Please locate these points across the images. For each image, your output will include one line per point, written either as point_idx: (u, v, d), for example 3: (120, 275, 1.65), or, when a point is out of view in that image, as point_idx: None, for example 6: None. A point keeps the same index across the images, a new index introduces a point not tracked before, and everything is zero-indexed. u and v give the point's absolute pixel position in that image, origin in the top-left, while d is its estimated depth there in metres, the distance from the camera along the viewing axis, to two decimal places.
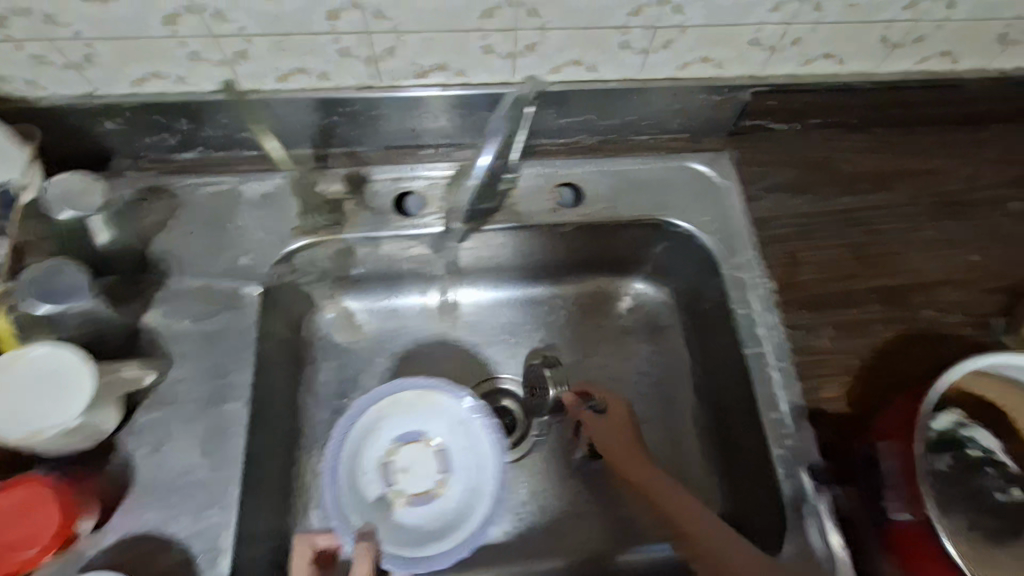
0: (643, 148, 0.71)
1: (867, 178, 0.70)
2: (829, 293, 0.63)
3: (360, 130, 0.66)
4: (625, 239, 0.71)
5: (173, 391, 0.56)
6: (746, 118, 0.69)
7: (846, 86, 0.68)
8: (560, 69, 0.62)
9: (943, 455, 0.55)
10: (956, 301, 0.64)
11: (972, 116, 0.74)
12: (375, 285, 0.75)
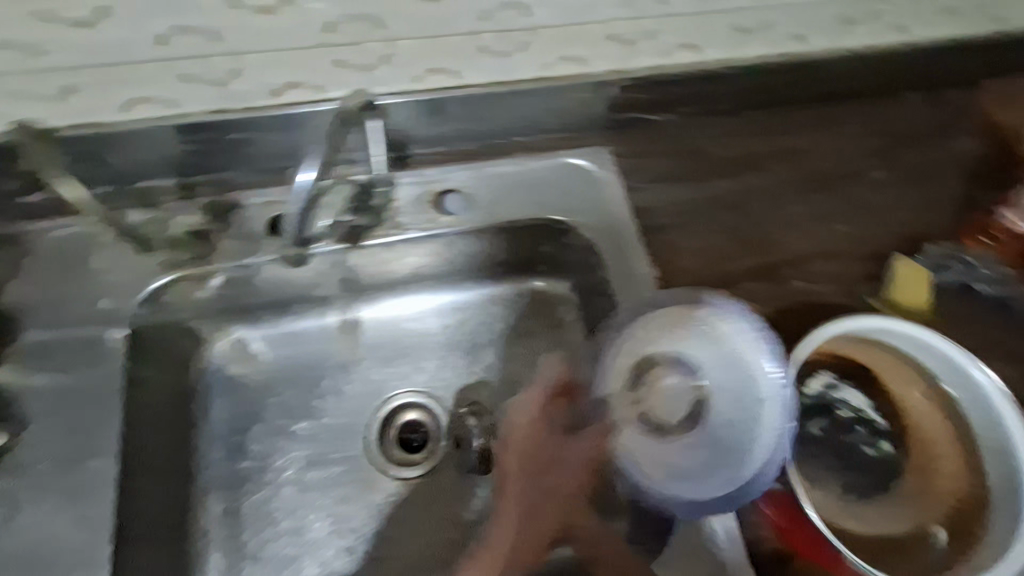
0: (521, 150, 0.71)
1: (739, 165, 0.73)
2: (706, 276, 0.66)
3: (222, 154, 0.63)
4: (513, 241, 0.71)
5: (25, 454, 0.53)
6: (618, 111, 0.70)
7: (710, 74, 0.69)
8: (420, 79, 0.63)
9: (817, 418, 0.58)
10: (824, 272, 0.68)
11: (831, 90, 0.77)
12: (265, 313, 0.72)
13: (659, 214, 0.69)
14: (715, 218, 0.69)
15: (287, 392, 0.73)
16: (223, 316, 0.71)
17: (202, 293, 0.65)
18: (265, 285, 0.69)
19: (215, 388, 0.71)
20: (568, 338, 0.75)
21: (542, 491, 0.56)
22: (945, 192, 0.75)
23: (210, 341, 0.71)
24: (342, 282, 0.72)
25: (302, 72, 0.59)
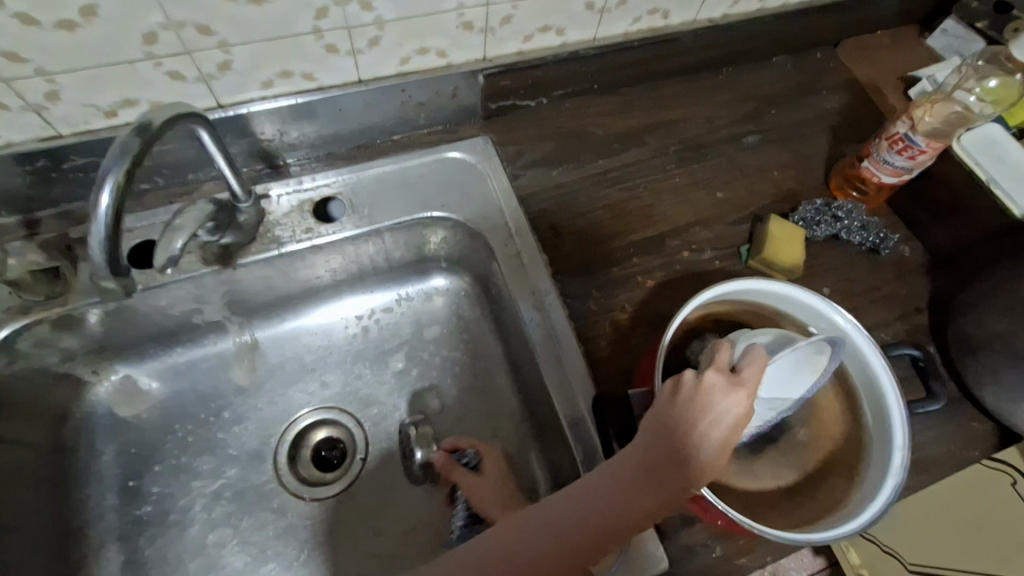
0: (397, 149, 0.70)
1: (617, 144, 0.74)
2: (595, 255, 0.67)
3: (61, 187, 0.59)
4: (402, 241, 0.70)
5: None
6: (489, 101, 0.71)
7: (576, 55, 0.70)
8: (271, 84, 0.59)
9: None
10: (709, 239, 0.69)
11: (698, 63, 0.80)
12: (148, 348, 0.68)
13: (545, 195, 0.70)
14: (598, 196, 0.70)
15: (183, 427, 0.68)
16: (97, 357, 0.66)
17: (63, 335, 0.60)
18: (138, 319, 0.64)
19: (101, 433, 0.66)
20: (476, 331, 0.75)
21: (592, 498, 0.44)
22: (817, 147, 0.78)
23: (88, 384, 0.66)
24: (227, 305, 0.68)
25: (132, 89, 0.54)
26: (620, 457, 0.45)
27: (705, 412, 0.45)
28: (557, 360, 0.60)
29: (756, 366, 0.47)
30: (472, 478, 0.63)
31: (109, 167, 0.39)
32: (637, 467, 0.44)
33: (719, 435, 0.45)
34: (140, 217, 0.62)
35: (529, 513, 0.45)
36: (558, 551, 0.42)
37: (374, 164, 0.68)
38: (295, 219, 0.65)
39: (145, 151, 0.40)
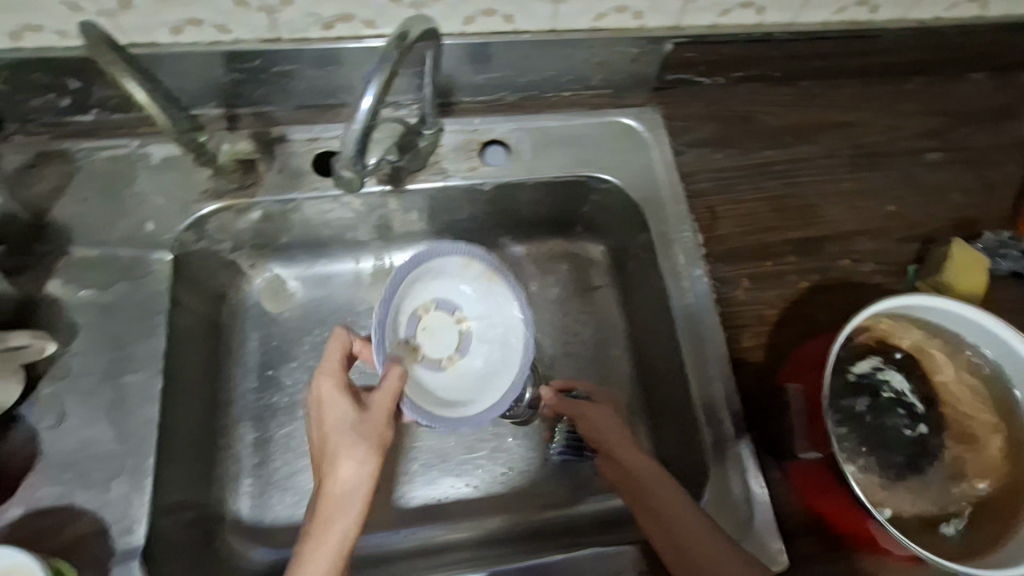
0: (565, 106, 0.71)
1: (786, 138, 0.71)
2: (749, 245, 0.65)
3: (260, 88, 0.63)
4: (552, 196, 0.71)
5: (62, 364, 0.54)
6: (667, 71, 0.69)
7: (770, 37, 0.67)
8: (472, 20, 0.61)
9: (861, 396, 0.57)
10: (870, 251, 0.66)
11: (887, 68, 0.75)
12: (302, 254, 0.73)
13: (705, 175, 0.68)
14: (757, 187, 0.68)
15: (320, 331, 0.73)
16: (258, 252, 0.71)
17: (242, 225, 0.65)
18: (302, 222, 0.68)
19: (248, 322, 0.72)
20: (601, 300, 0.75)
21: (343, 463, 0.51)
22: (1009, 176, 0.71)
23: (246, 275, 0.72)
24: (377, 227, 0.72)
25: (351, 5, 0.57)
26: (331, 427, 0.53)
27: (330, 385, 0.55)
28: (697, 341, 0.60)
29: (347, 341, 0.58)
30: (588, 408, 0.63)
31: (373, 70, 0.42)
32: (338, 429, 0.53)
33: (347, 423, 0.53)
34: (323, 129, 0.66)
35: (335, 496, 0.50)
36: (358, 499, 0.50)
37: (542, 116, 0.69)
38: (461, 155, 0.67)
39: (399, 64, 0.43)
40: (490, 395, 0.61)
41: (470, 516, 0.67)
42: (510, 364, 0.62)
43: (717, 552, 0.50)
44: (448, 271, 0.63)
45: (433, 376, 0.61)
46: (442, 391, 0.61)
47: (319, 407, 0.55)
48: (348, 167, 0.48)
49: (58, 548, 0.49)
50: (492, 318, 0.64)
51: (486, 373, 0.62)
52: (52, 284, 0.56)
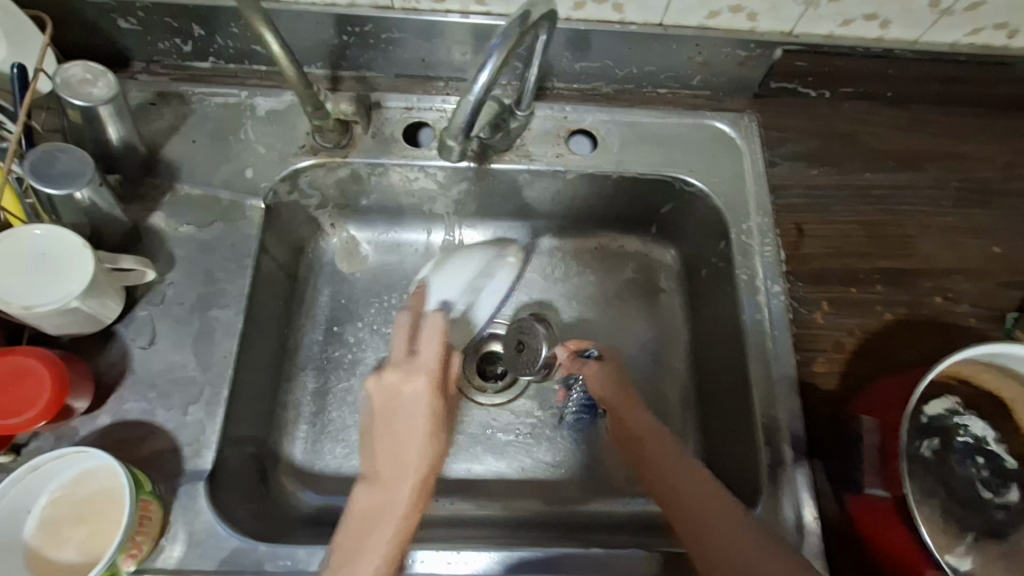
0: (660, 103, 0.69)
1: (889, 162, 0.67)
2: (834, 268, 0.62)
3: (363, 53, 0.66)
4: (633, 192, 0.70)
5: (156, 291, 0.58)
6: (772, 79, 0.67)
7: (890, 54, 0.64)
8: (583, 6, 0.60)
9: (931, 441, 0.54)
10: (969, 292, 0.62)
11: (1014, 102, 0.69)
12: (379, 219, 0.76)
13: (797, 190, 0.66)
14: (851, 208, 0.65)
15: (388, 296, 0.75)
16: (339, 213, 0.74)
17: (330, 183, 0.68)
18: (384, 189, 0.70)
19: (321, 278, 0.74)
20: (666, 304, 0.74)
21: (424, 444, 0.54)
22: None
23: (326, 233, 0.75)
24: (455, 202, 0.73)
25: None
26: (417, 415, 0.55)
27: (417, 375, 0.58)
28: (767, 358, 0.58)
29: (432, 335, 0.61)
30: (599, 371, 0.64)
31: (494, 44, 0.42)
32: (427, 418, 0.55)
33: (433, 412, 0.56)
34: (419, 99, 0.67)
35: (409, 475, 0.52)
36: (429, 476, 0.53)
37: (633, 111, 0.68)
38: (549, 141, 0.67)
39: (519, 41, 0.43)
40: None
41: (508, 496, 0.68)
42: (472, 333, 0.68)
43: (749, 546, 0.48)
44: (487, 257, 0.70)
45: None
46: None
47: (412, 396, 0.56)
48: (452, 137, 0.49)
49: (134, 460, 0.52)
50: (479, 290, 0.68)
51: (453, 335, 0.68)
52: (158, 216, 0.60)
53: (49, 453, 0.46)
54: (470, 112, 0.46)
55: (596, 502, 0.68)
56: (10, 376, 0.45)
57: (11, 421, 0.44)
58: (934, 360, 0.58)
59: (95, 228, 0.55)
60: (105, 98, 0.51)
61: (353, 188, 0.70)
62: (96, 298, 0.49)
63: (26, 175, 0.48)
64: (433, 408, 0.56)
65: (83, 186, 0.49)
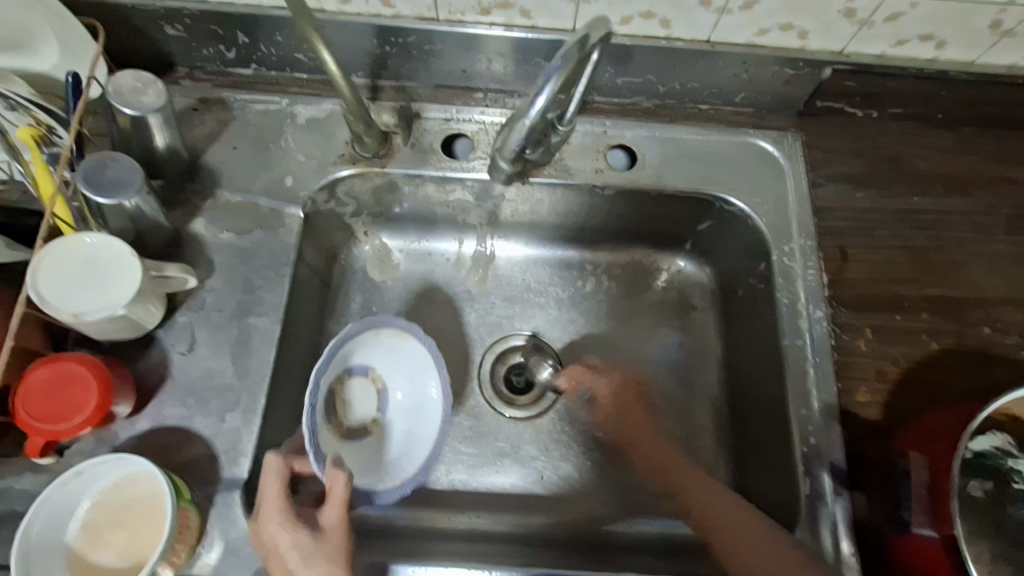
0: (701, 119, 0.68)
1: (937, 185, 0.66)
2: (878, 294, 0.61)
3: (404, 63, 0.66)
4: (670, 209, 0.69)
5: (195, 297, 0.58)
6: (818, 97, 0.65)
7: (943, 75, 0.62)
8: (629, 21, 0.59)
9: (981, 479, 0.53)
10: (1018, 323, 0.60)
11: None
12: (412, 228, 0.76)
13: (842, 212, 0.64)
14: (897, 233, 0.63)
15: (418, 305, 0.75)
16: (372, 221, 0.74)
17: (367, 192, 0.68)
18: (419, 199, 0.70)
19: (353, 285, 0.75)
20: (699, 323, 0.73)
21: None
22: None
23: (358, 240, 0.75)
24: (487, 214, 0.73)
25: None
26: (288, 557, 0.46)
27: (269, 526, 0.47)
28: (807, 385, 0.57)
29: (269, 481, 0.49)
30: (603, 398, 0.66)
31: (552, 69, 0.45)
32: (300, 556, 0.46)
33: (310, 551, 0.47)
34: (457, 110, 0.67)
35: None
36: None
37: (673, 126, 0.67)
38: (587, 156, 0.66)
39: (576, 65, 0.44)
40: (407, 464, 0.61)
41: (536, 511, 0.68)
42: (432, 411, 0.63)
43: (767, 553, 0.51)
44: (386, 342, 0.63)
45: (354, 444, 0.62)
46: (367, 456, 0.61)
47: (275, 547, 0.47)
48: (505, 158, 0.57)
49: (171, 466, 0.53)
50: (405, 368, 0.64)
51: (409, 429, 0.63)
52: (198, 222, 0.61)
53: (94, 459, 0.47)
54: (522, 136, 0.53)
55: (625, 521, 0.68)
56: (61, 383, 0.46)
57: (60, 427, 0.45)
58: (981, 394, 0.57)
59: (139, 233, 0.56)
60: (155, 107, 0.52)
61: (388, 197, 0.70)
62: (140, 305, 0.50)
63: (78, 182, 0.49)
64: (306, 545, 0.47)
65: (132, 194, 0.50)
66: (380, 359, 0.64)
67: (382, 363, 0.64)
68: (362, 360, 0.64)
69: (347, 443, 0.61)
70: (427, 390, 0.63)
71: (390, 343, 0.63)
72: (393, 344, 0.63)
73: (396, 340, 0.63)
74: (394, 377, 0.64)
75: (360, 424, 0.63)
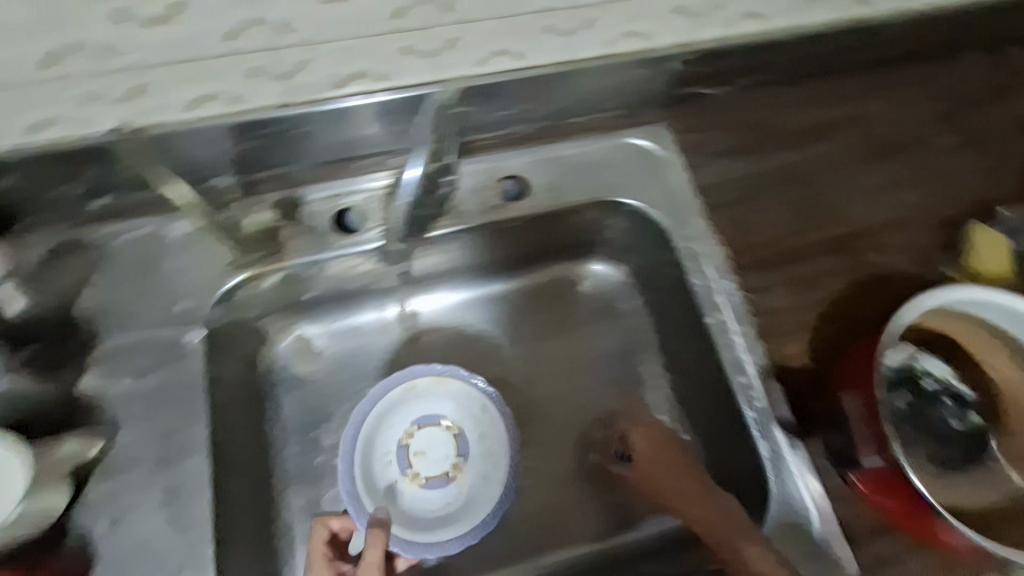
0: (577, 131, 0.70)
1: (798, 138, 0.71)
2: (777, 251, 0.65)
3: (271, 155, 0.62)
4: (572, 225, 0.71)
5: (106, 462, 0.52)
6: (677, 87, 0.69)
7: (780, 42, 0.67)
8: (485, 62, 0.59)
9: (903, 393, 0.58)
10: (898, 242, 0.66)
11: (890, 58, 0.75)
12: (328, 310, 0.72)
13: (724, 185, 0.68)
14: (779, 190, 0.68)
15: (359, 386, 0.72)
16: (285, 315, 0.70)
17: (269, 292, 0.65)
18: (328, 281, 0.68)
19: (283, 385, 0.71)
20: (632, 319, 0.75)
21: None
22: (1007, 148, 0.72)
23: (276, 338, 0.71)
24: (402, 275, 0.71)
25: (364, 61, 0.56)
26: None
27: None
28: (741, 355, 0.61)
29: (319, 538, 0.62)
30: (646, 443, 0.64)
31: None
32: None
33: None
34: (341, 183, 0.65)
35: None
36: None
37: (552, 146, 0.69)
38: (479, 195, 0.67)
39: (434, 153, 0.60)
40: (481, 503, 0.66)
41: (531, 555, 0.67)
42: (498, 452, 0.68)
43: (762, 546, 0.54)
44: (443, 390, 0.70)
45: (430, 495, 0.67)
46: (444, 504, 0.67)
47: None
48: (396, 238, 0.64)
49: None
50: (468, 410, 0.70)
51: (483, 470, 0.68)
52: (88, 377, 0.55)
53: None
54: (415, 181, 0.61)
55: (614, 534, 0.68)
56: None
57: None
58: (889, 316, 0.62)
59: None
60: None
61: (294, 289, 0.67)
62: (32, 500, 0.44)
63: None
64: None
65: None
66: (444, 408, 0.69)
67: (447, 409, 0.69)
68: (431, 411, 0.69)
69: (424, 492, 0.67)
70: (490, 424, 0.69)
71: (449, 388, 0.70)
72: (450, 389, 0.70)
73: (453, 387, 0.70)
74: (461, 421, 0.69)
75: (435, 474, 0.68)
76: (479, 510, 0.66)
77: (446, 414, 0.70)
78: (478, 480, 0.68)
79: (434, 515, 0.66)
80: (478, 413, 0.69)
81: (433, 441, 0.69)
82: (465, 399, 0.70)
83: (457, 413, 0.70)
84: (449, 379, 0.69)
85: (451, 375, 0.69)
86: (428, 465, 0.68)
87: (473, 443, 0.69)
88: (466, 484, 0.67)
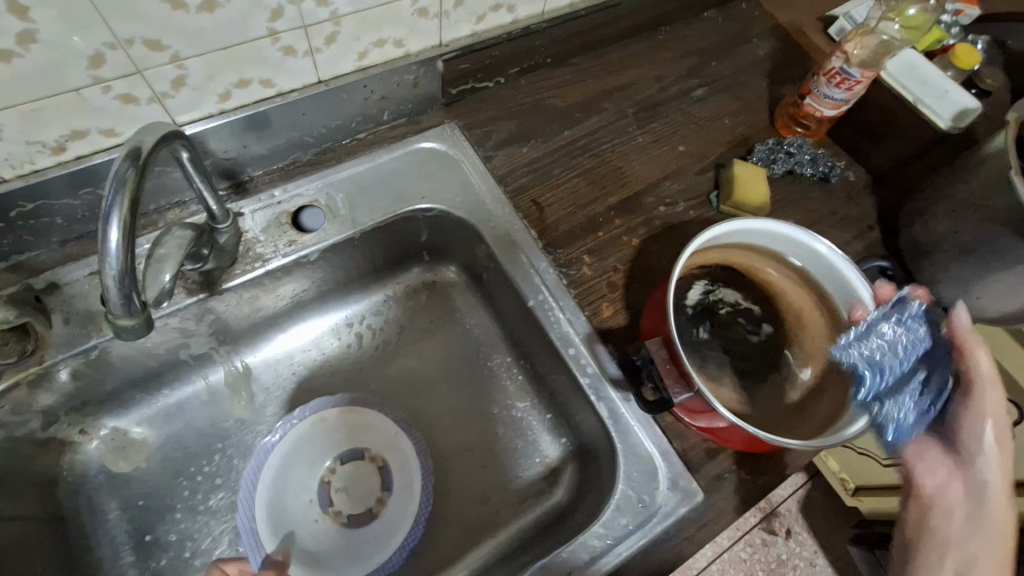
0: (364, 148, 0.69)
1: (575, 114, 0.76)
2: (577, 223, 0.69)
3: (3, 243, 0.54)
4: (382, 241, 0.69)
5: None
6: (448, 86, 0.70)
7: (531, 29, 0.70)
8: (228, 96, 0.56)
9: (703, 323, 0.65)
10: (678, 190, 0.73)
11: (637, 26, 0.82)
12: (134, 395, 0.64)
13: (517, 170, 0.71)
14: (567, 166, 0.72)
15: (192, 467, 0.65)
16: (80, 415, 0.62)
17: (42, 396, 0.56)
18: (119, 366, 0.60)
19: (99, 493, 0.62)
20: (470, 316, 0.76)
21: None
22: (751, 87, 0.82)
23: (77, 442, 0.62)
24: (213, 334, 0.65)
25: (79, 120, 0.49)
26: None
27: None
28: (563, 328, 0.63)
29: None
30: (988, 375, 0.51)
31: (106, 210, 0.39)
32: None
33: None
34: None
35: None
36: None
37: (340, 166, 0.67)
38: (271, 233, 0.63)
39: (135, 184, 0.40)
40: (393, 539, 0.65)
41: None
42: (417, 482, 0.67)
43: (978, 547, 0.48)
44: (354, 423, 0.70)
45: (354, 529, 0.66)
46: (364, 543, 0.65)
47: None
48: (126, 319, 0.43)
49: None
50: (384, 439, 0.69)
51: (405, 502, 0.67)
52: None
53: None
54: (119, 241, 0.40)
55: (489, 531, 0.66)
56: None
57: None
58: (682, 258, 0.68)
59: None
60: None
61: (78, 385, 0.58)
62: None
63: None
64: None
65: None
66: (364, 440, 0.69)
67: (370, 440, 0.69)
68: (352, 446, 0.69)
69: (347, 529, 0.66)
70: (404, 450, 0.69)
71: (370, 419, 0.70)
72: (365, 421, 0.70)
73: (367, 419, 0.70)
74: (383, 453, 0.69)
75: (358, 511, 0.67)
76: (399, 540, 0.64)
77: (364, 447, 0.69)
78: (395, 513, 0.66)
79: (351, 554, 0.64)
80: (397, 439, 0.69)
81: (371, 471, 0.69)
82: (382, 428, 0.70)
83: (374, 446, 0.69)
84: (363, 412, 0.70)
85: (358, 407, 0.70)
86: (353, 501, 0.67)
87: (395, 475, 0.68)
88: (389, 517, 0.66)
